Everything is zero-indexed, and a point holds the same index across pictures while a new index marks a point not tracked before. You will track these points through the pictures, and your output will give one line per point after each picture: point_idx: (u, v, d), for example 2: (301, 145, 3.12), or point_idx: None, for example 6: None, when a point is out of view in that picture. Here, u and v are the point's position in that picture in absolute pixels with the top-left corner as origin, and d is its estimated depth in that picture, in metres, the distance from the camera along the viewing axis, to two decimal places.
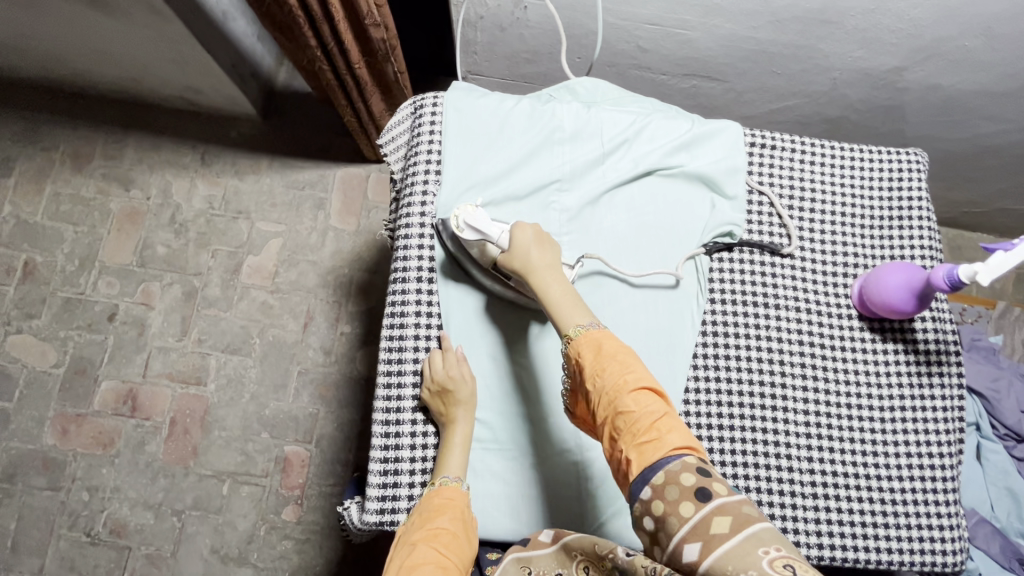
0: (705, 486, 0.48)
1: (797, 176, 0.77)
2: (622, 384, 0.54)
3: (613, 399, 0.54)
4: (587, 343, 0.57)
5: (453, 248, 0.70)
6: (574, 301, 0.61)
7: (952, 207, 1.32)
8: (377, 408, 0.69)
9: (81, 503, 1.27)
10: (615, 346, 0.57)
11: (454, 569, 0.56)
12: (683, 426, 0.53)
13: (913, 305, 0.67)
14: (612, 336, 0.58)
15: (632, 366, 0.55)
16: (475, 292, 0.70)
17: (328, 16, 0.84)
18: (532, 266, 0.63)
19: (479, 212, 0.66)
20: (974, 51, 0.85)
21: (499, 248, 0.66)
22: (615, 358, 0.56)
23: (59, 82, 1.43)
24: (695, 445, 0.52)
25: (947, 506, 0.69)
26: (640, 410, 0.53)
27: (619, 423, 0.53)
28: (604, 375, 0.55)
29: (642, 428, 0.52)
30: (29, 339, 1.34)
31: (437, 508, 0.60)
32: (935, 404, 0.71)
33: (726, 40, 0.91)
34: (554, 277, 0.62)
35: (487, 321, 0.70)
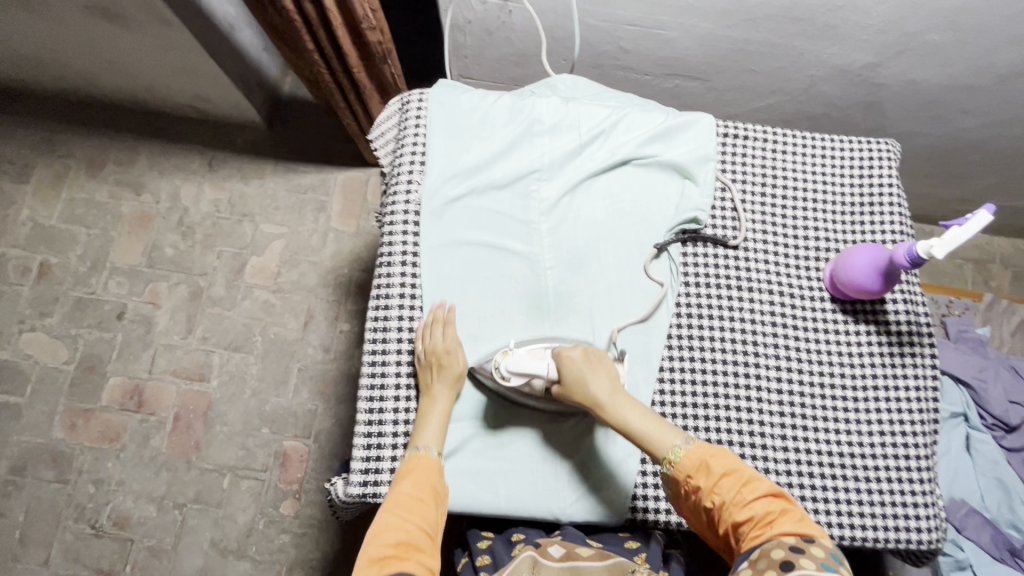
0: (791, 560, 0.52)
1: (768, 165, 0.80)
2: (740, 496, 0.58)
3: (729, 508, 0.58)
4: (691, 463, 0.61)
5: (497, 388, 0.70)
6: (660, 424, 0.64)
7: (941, 204, 1.33)
8: (362, 386, 0.72)
9: (87, 496, 1.30)
10: (724, 463, 0.61)
11: (415, 531, 0.59)
12: (801, 518, 0.57)
13: (879, 284, 0.69)
14: (716, 451, 0.62)
15: (747, 478, 0.60)
16: (528, 429, 0.70)
17: (324, 21, 0.87)
18: (601, 400, 0.65)
19: (518, 355, 0.67)
20: (944, 46, 0.88)
21: (547, 381, 0.67)
22: (727, 476, 0.60)
23: (77, 92, 1.51)
24: (807, 531, 0.55)
25: (922, 484, 0.70)
26: (757, 515, 0.57)
27: (741, 531, 0.57)
28: (720, 492, 0.59)
29: (755, 526, 0.57)
30: (42, 337, 1.40)
31: (406, 471, 0.64)
32: (908, 384, 0.73)
33: (703, 39, 0.94)
34: (626, 404, 0.65)
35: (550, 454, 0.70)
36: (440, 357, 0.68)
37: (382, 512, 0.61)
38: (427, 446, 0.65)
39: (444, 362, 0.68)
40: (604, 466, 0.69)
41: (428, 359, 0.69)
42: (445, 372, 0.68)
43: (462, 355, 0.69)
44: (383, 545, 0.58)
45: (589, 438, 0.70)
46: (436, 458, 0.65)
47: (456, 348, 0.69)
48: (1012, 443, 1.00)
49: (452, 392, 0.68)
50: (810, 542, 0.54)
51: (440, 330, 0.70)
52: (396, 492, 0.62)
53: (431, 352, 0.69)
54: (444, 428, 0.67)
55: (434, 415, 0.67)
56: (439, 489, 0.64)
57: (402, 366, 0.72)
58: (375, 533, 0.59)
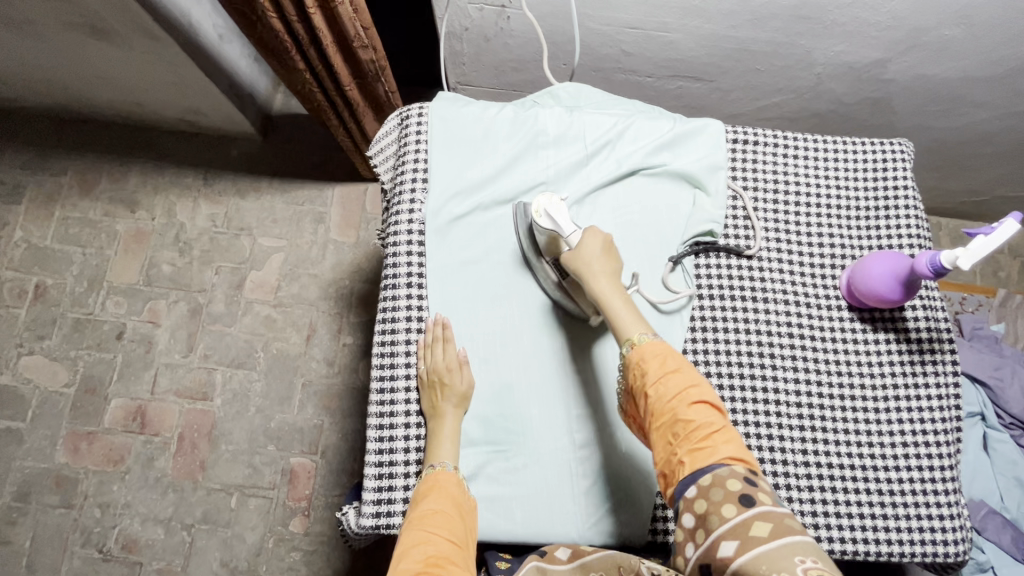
0: (749, 493, 0.51)
1: (781, 171, 0.78)
2: (684, 396, 0.57)
3: (673, 407, 0.57)
4: (650, 352, 0.61)
5: (525, 245, 0.71)
6: (637, 315, 0.64)
7: (950, 196, 1.31)
8: (371, 413, 0.70)
9: (93, 520, 1.29)
10: (678, 363, 0.60)
11: (445, 544, 0.57)
12: (738, 439, 0.56)
13: (900, 293, 0.67)
14: (673, 351, 0.62)
15: (693, 382, 0.58)
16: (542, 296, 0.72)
17: (315, 41, 0.83)
18: (592, 270, 0.65)
19: (560, 205, 0.68)
20: (956, 40, 0.86)
21: (567, 244, 0.67)
22: (677, 374, 0.59)
23: (66, 109, 1.48)
24: (743, 453, 0.55)
25: (946, 496, 0.68)
26: (699, 423, 0.56)
27: (676, 428, 0.56)
28: (667, 385, 0.58)
29: (698, 436, 0.55)
30: (41, 360, 1.37)
31: (427, 489, 0.62)
32: (929, 393, 0.71)
33: (707, 40, 0.92)
34: (615, 289, 0.65)
35: (559, 345, 0.71)
36: (443, 375, 0.67)
37: (409, 531, 0.58)
38: (443, 462, 0.64)
39: (448, 381, 0.67)
40: (621, 488, 0.68)
41: (432, 379, 0.67)
42: (450, 388, 0.67)
43: (468, 369, 0.68)
44: (411, 561, 0.55)
45: (606, 459, 0.68)
46: (452, 472, 0.64)
47: (459, 365, 0.68)
48: None
49: (460, 408, 0.67)
50: (754, 473, 0.54)
51: (441, 345, 0.69)
52: (419, 512, 0.60)
53: (434, 369, 0.67)
54: (456, 443, 0.66)
55: (446, 432, 0.66)
56: (461, 503, 0.62)
57: (411, 392, 0.70)
58: (401, 551, 0.57)
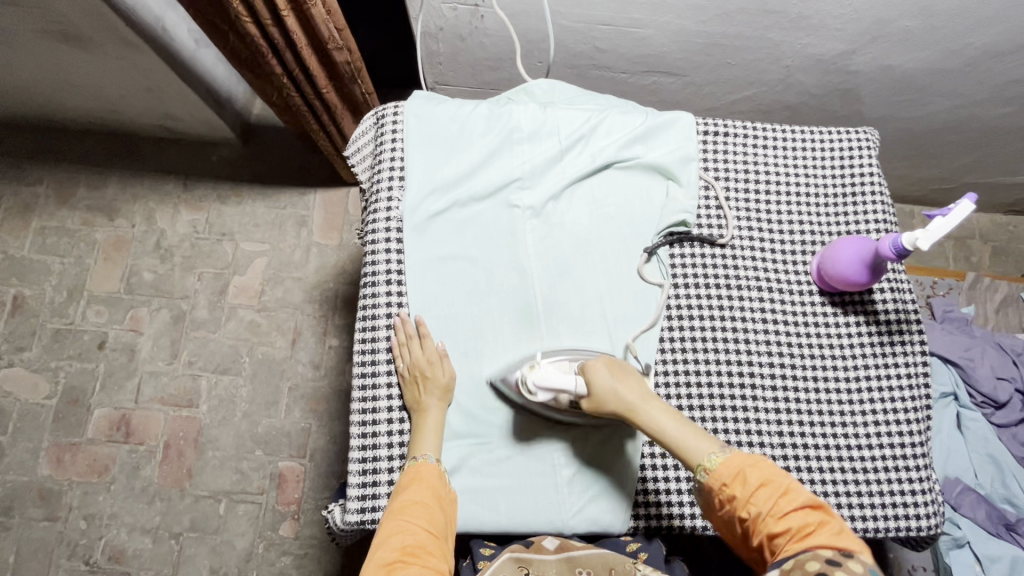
0: (827, 571, 0.47)
1: (750, 161, 0.80)
2: (776, 508, 0.54)
3: (765, 523, 0.54)
4: (725, 471, 0.57)
5: (527, 405, 0.68)
6: (693, 431, 0.61)
7: (921, 184, 1.35)
8: (353, 410, 0.71)
9: (78, 532, 1.27)
10: (763, 474, 0.56)
11: (423, 535, 0.58)
12: (847, 533, 0.51)
13: (867, 276, 0.69)
14: (753, 460, 0.58)
15: (784, 486, 0.55)
16: (559, 442, 0.69)
17: (290, 44, 0.83)
18: (632, 406, 0.63)
19: (545, 369, 0.65)
20: (916, 31, 0.88)
21: (576, 394, 0.64)
22: (764, 486, 0.56)
23: (40, 118, 1.46)
24: (846, 545, 0.50)
25: (918, 472, 0.70)
26: (794, 527, 0.53)
27: (775, 544, 0.53)
28: (755, 502, 0.55)
29: (792, 538, 0.52)
30: (21, 372, 1.36)
31: (409, 480, 0.63)
32: (899, 372, 0.73)
33: (677, 35, 0.94)
34: (661, 412, 0.63)
35: (583, 464, 0.69)
36: (422, 370, 0.68)
37: (387, 519, 0.59)
38: (425, 455, 0.65)
39: (428, 375, 0.68)
40: (603, 475, 0.69)
41: (413, 375, 0.68)
42: (432, 381, 0.68)
43: (448, 364, 0.69)
44: (388, 550, 0.56)
45: (587, 448, 0.69)
46: (435, 464, 0.65)
47: (439, 360, 0.69)
48: (1002, 420, 1.01)
49: (444, 400, 0.68)
50: (848, 555, 0.49)
51: (422, 343, 0.70)
52: (398, 501, 0.61)
53: (414, 364, 0.68)
54: (440, 435, 0.67)
55: (430, 424, 0.67)
56: (441, 494, 0.62)
57: (393, 388, 0.70)
58: (379, 540, 0.58)
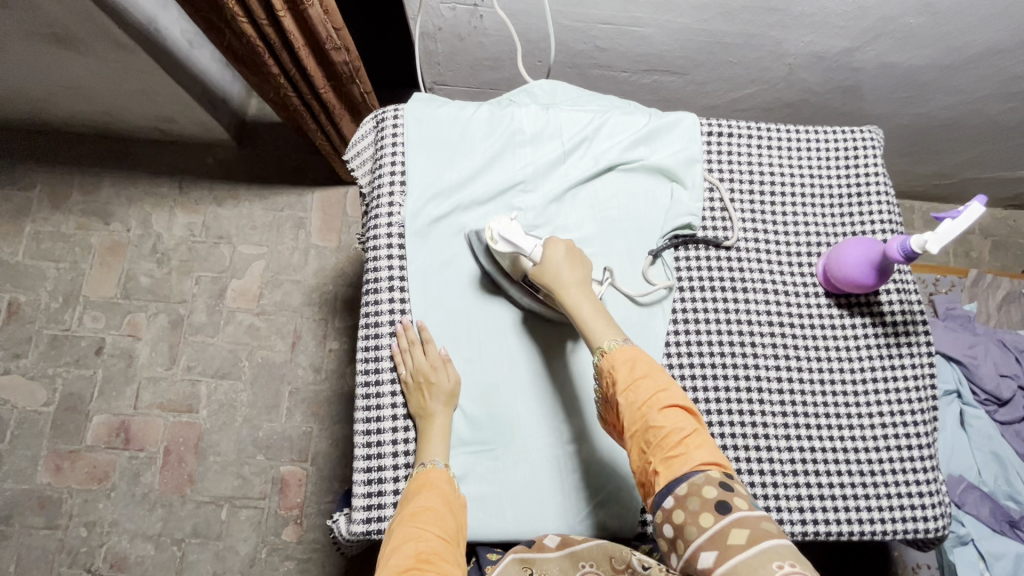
0: (725, 500, 0.51)
1: (755, 162, 0.79)
2: (655, 402, 0.57)
3: (645, 413, 0.56)
4: (622, 359, 0.60)
5: (488, 265, 0.71)
6: (608, 321, 0.64)
7: (921, 180, 1.34)
8: (357, 419, 0.70)
9: (79, 540, 1.26)
10: (647, 368, 0.59)
11: (436, 541, 0.57)
12: (712, 441, 0.56)
13: (873, 278, 0.69)
14: (643, 355, 0.61)
15: (661, 385, 0.58)
16: (509, 308, 0.72)
17: (287, 44, 0.81)
18: (561, 283, 0.65)
19: (515, 226, 0.67)
20: (920, 28, 0.88)
21: (531, 261, 0.67)
22: (647, 379, 0.58)
23: (32, 121, 1.44)
24: (718, 457, 0.55)
25: (925, 474, 0.70)
26: (670, 430, 0.55)
27: (649, 437, 0.56)
28: (637, 391, 0.58)
29: (670, 444, 0.55)
30: (17, 379, 1.34)
31: (418, 487, 0.62)
32: (905, 373, 0.73)
33: (679, 34, 0.92)
34: (584, 297, 0.64)
35: (522, 335, 0.71)
36: (426, 375, 0.67)
37: (400, 526, 0.58)
38: (434, 460, 0.65)
39: (432, 381, 0.67)
40: (610, 481, 0.68)
41: (416, 382, 0.67)
42: (437, 386, 0.67)
43: (452, 368, 0.68)
44: (403, 558, 0.55)
45: (593, 454, 0.69)
46: (443, 470, 0.64)
47: (442, 364, 0.68)
48: (1006, 417, 1.01)
49: (450, 405, 0.67)
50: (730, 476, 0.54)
51: (425, 346, 0.69)
52: (409, 509, 0.60)
53: (417, 370, 0.67)
54: (447, 440, 0.66)
55: (436, 430, 0.66)
56: (451, 500, 0.62)
57: (398, 396, 0.70)
58: (392, 547, 0.57)
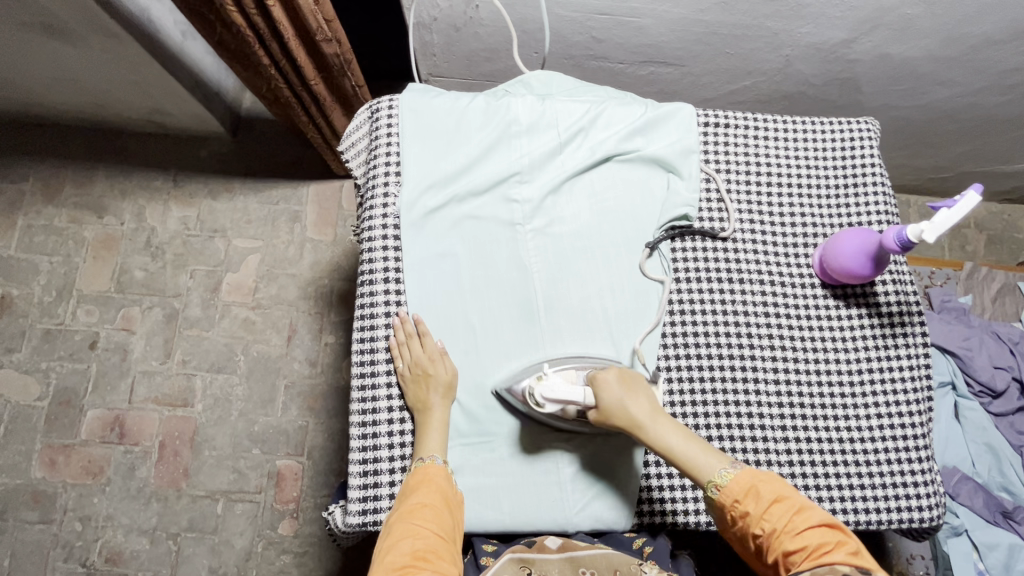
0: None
1: (752, 153, 0.79)
2: (792, 524, 0.56)
3: (781, 539, 0.55)
4: (739, 486, 0.58)
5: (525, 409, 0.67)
6: (703, 449, 0.61)
7: (917, 173, 1.34)
8: (353, 411, 0.70)
9: (74, 534, 1.26)
10: (774, 488, 0.58)
11: (434, 539, 0.57)
12: (860, 550, 0.54)
13: (870, 269, 0.69)
14: (765, 475, 0.59)
15: (801, 504, 0.57)
16: (566, 452, 0.69)
17: (277, 35, 0.80)
18: (638, 422, 0.62)
19: (551, 381, 0.64)
20: (917, 19, 0.87)
21: (582, 407, 0.64)
22: (777, 502, 0.57)
23: (23, 113, 1.42)
24: (862, 564, 0.52)
25: (920, 465, 0.70)
26: (812, 546, 0.54)
27: (791, 559, 0.55)
28: (769, 518, 0.57)
29: (810, 557, 0.54)
30: (11, 374, 1.33)
31: (416, 484, 0.62)
32: (901, 364, 0.73)
33: (676, 24, 0.92)
34: (666, 427, 0.63)
35: (588, 476, 0.68)
36: (422, 369, 0.67)
37: (397, 522, 0.59)
38: (432, 456, 0.64)
39: (428, 373, 0.67)
40: (607, 473, 0.68)
41: (412, 375, 0.67)
42: (434, 379, 0.67)
43: (448, 361, 0.68)
44: (400, 556, 0.55)
45: (590, 446, 0.69)
46: (442, 465, 0.64)
47: (440, 357, 0.68)
48: (1000, 408, 1.02)
49: (447, 398, 0.67)
50: (866, 573, 0.51)
51: (424, 342, 0.68)
52: (408, 504, 0.60)
53: (414, 364, 0.67)
54: (445, 432, 0.66)
55: (434, 423, 0.66)
56: (450, 497, 0.62)
57: (394, 388, 0.69)
58: (390, 542, 0.57)
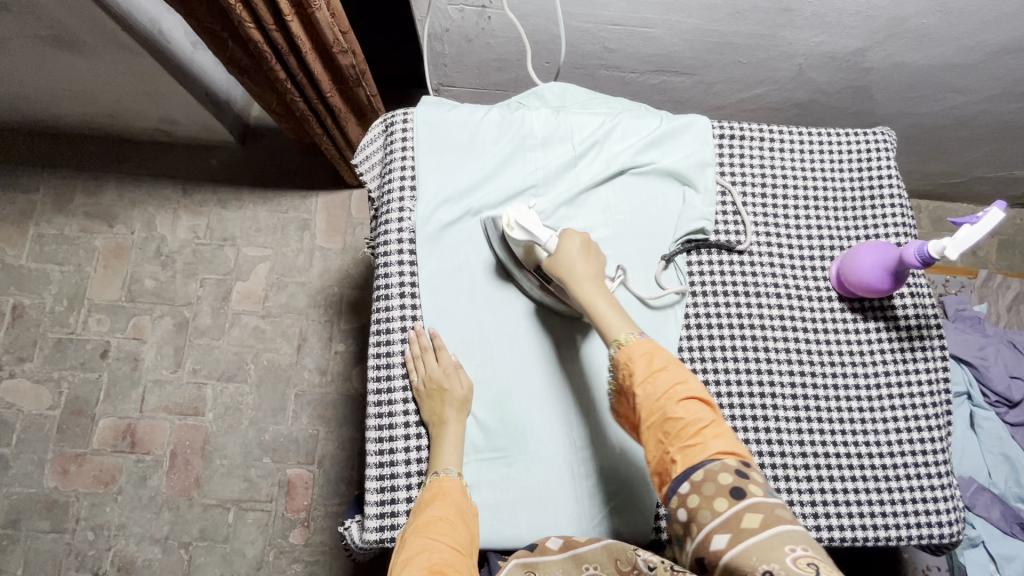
0: (740, 486, 0.51)
1: (768, 164, 0.78)
2: (674, 393, 0.56)
3: (662, 406, 0.56)
4: (639, 351, 0.60)
5: (502, 253, 0.71)
6: (620, 314, 0.63)
7: (929, 179, 1.34)
8: (370, 426, 0.69)
9: (86, 543, 1.26)
10: (665, 360, 0.59)
11: (449, 550, 0.56)
12: (729, 433, 0.56)
13: (889, 283, 0.68)
14: (659, 348, 0.61)
15: (680, 379, 0.58)
16: (521, 300, 0.72)
17: (293, 48, 0.80)
18: (577, 275, 0.64)
19: (531, 214, 0.66)
20: (933, 28, 0.87)
21: (545, 251, 0.67)
22: (665, 371, 0.58)
23: (34, 123, 1.43)
24: (735, 449, 0.55)
25: (939, 479, 0.70)
26: (688, 419, 0.55)
27: (667, 427, 0.56)
28: (656, 384, 0.57)
29: (688, 435, 0.55)
30: (23, 383, 1.34)
31: (430, 498, 0.62)
32: (919, 378, 0.73)
33: (689, 34, 0.92)
34: (598, 290, 0.64)
35: (535, 329, 0.71)
36: (437, 384, 0.66)
37: (412, 537, 0.58)
38: (446, 469, 0.64)
39: (445, 388, 0.66)
40: (623, 489, 0.68)
41: (428, 389, 0.67)
42: (449, 393, 0.66)
43: (463, 374, 0.68)
44: (416, 569, 0.54)
45: (605, 460, 0.68)
46: (457, 479, 0.64)
47: (454, 370, 0.68)
48: (1016, 418, 1.01)
49: (463, 412, 0.67)
50: (746, 464, 0.54)
51: (439, 356, 0.68)
52: (423, 518, 0.60)
53: (429, 378, 0.67)
54: (461, 447, 0.66)
55: (449, 437, 0.66)
56: (465, 509, 0.62)
57: (410, 403, 0.69)
58: (405, 557, 0.56)
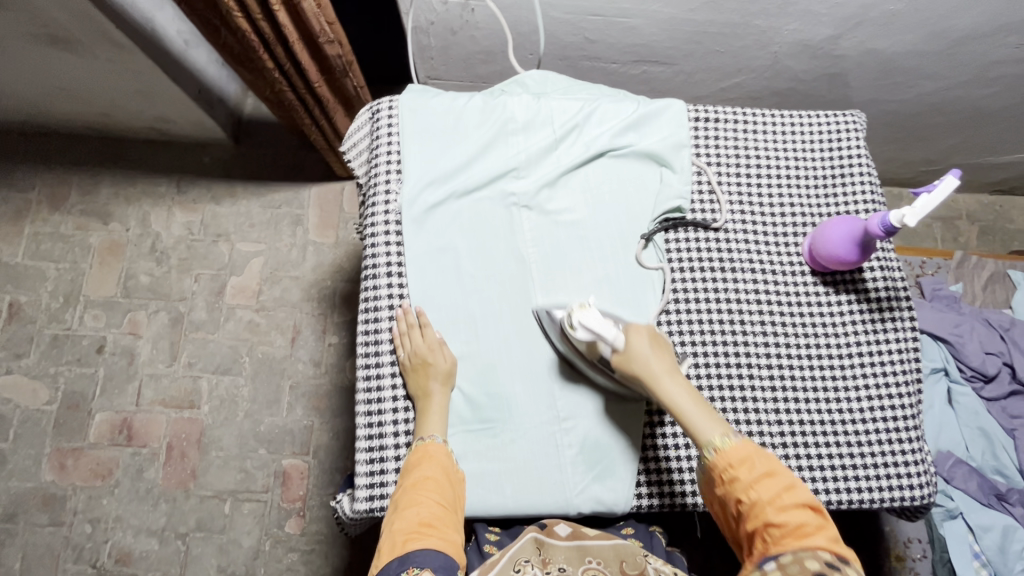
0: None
1: (741, 146, 0.81)
2: (778, 497, 0.57)
3: (766, 509, 0.57)
4: (736, 455, 0.60)
5: (565, 349, 0.70)
6: (710, 413, 0.63)
7: (907, 166, 1.37)
8: (359, 401, 0.72)
9: (84, 535, 1.28)
10: (767, 464, 0.60)
11: (437, 506, 0.60)
12: (836, 536, 0.56)
13: (856, 254, 0.71)
14: (761, 452, 0.61)
15: (788, 485, 0.58)
16: (592, 395, 0.72)
17: (281, 39, 0.83)
18: (653, 372, 0.64)
19: (594, 312, 0.66)
20: (900, 14, 0.90)
21: (611, 347, 0.66)
22: (767, 476, 0.59)
23: (29, 124, 1.45)
24: (841, 551, 0.54)
25: (910, 444, 0.72)
26: (792, 523, 0.56)
27: (769, 529, 0.57)
28: (757, 489, 0.58)
29: (789, 535, 0.55)
30: (20, 379, 1.35)
31: (416, 461, 0.64)
32: (890, 348, 0.75)
33: (666, 24, 0.95)
34: (680, 386, 0.64)
35: (606, 422, 0.71)
36: (422, 359, 0.69)
37: (401, 494, 0.61)
38: (432, 435, 0.66)
39: (429, 362, 0.69)
40: (605, 457, 0.70)
41: (414, 364, 0.69)
42: (434, 367, 0.69)
43: (447, 350, 0.70)
44: (406, 523, 0.58)
45: (588, 431, 0.71)
46: (443, 444, 0.66)
47: (439, 346, 0.70)
48: (992, 393, 1.04)
49: (447, 385, 0.69)
50: (842, 561, 0.53)
51: (425, 334, 0.70)
52: (410, 479, 0.62)
53: (414, 353, 0.69)
54: (446, 416, 0.68)
55: (435, 408, 0.68)
56: (451, 472, 0.64)
57: (397, 378, 0.71)
58: (396, 513, 0.60)
